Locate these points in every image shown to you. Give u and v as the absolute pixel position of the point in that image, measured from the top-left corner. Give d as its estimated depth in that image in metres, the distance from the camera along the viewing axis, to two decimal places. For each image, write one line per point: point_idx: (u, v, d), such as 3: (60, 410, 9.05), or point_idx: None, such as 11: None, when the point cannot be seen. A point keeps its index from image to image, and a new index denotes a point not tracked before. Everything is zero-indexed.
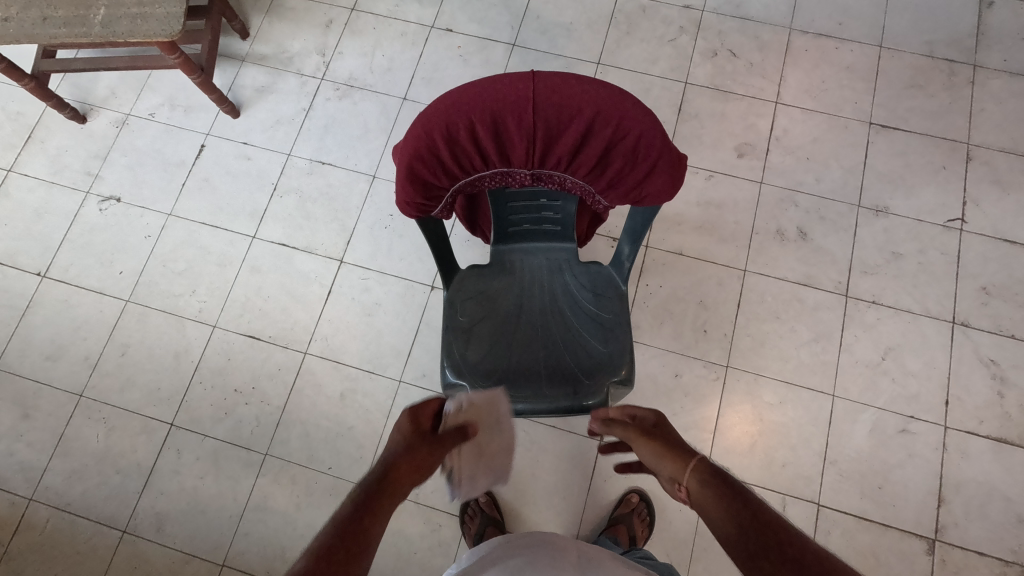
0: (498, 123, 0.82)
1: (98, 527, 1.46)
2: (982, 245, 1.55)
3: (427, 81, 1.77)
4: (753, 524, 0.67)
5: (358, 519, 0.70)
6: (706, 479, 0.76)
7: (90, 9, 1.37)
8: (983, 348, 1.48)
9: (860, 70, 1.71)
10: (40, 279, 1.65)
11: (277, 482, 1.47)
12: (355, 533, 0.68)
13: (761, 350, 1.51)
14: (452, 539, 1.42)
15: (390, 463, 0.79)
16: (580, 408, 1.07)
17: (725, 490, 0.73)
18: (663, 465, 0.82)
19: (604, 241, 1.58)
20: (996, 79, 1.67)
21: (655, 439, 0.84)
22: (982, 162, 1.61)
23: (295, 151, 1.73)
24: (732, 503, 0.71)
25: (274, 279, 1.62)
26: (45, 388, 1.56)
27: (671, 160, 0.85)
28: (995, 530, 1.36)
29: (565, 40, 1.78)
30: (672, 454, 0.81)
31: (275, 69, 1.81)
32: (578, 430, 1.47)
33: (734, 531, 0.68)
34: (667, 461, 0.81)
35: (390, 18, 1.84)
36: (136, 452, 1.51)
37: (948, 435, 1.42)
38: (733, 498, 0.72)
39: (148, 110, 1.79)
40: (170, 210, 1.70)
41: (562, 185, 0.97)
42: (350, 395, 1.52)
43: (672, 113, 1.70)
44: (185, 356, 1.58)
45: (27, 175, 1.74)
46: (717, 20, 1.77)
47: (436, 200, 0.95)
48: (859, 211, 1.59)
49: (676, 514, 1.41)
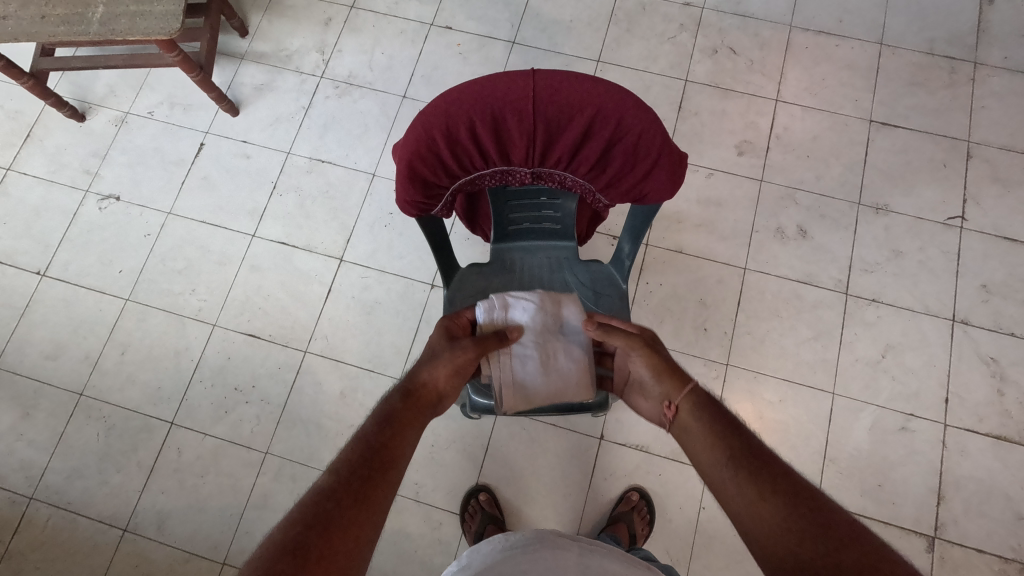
0: (498, 121, 0.82)
1: (99, 526, 1.46)
2: (982, 243, 1.55)
3: (427, 79, 1.76)
4: (745, 447, 0.67)
5: (381, 431, 0.71)
6: (702, 403, 0.75)
7: (89, 7, 1.37)
8: (983, 346, 1.48)
9: (860, 68, 1.70)
10: (39, 277, 1.65)
11: (277, 481, 1.47)
12: (382, 445, 0.69)
13: (761, 348, 1.51)
14: (452, 537, 1.42)
15: (413, 375, 0.81)
16: (581, 407, 1.07)
17: (719, 415, 0.73)
18: (661, 381, 0.81)
19: (604, 239, 1.58)
20: (996, 76, 1.67)
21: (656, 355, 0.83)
22: (982, 160, 1.61)
23: (295, 149, 1.72)
24: (725, 428, 0.71)
25: (274, 278, 1.62)
26: (45, 386, 1.56)
27: (671, 158, 0.84)
28: (994, 527, 1.36)
29: (565, 38, 1.77)
30: (671, 374, 0.80)
31: (274, 67, 1.80)
32: (578, 428, 1.47)
33: (722, 452, 0.68)
34: (665, 379, 0.81)
35: (389, 15, 1.83)
36: (137, 450, 1.51)
37: (947, 433, 1.43)
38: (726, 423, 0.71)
39: (147, 108, 1.78)
40: (169, 209, 1.70)
41: (562, 183, 0.97)
42: (350, 394, 1.53)
43: (672, 111, 1.70)
44: (185, 355, 1.58)
45: (26, 174, 1.74)
46: (717, 18, 1.77)
47: (436, 199, 0.94)
48: (860, 209, 1.59)
49: (676, 512, 1.41)
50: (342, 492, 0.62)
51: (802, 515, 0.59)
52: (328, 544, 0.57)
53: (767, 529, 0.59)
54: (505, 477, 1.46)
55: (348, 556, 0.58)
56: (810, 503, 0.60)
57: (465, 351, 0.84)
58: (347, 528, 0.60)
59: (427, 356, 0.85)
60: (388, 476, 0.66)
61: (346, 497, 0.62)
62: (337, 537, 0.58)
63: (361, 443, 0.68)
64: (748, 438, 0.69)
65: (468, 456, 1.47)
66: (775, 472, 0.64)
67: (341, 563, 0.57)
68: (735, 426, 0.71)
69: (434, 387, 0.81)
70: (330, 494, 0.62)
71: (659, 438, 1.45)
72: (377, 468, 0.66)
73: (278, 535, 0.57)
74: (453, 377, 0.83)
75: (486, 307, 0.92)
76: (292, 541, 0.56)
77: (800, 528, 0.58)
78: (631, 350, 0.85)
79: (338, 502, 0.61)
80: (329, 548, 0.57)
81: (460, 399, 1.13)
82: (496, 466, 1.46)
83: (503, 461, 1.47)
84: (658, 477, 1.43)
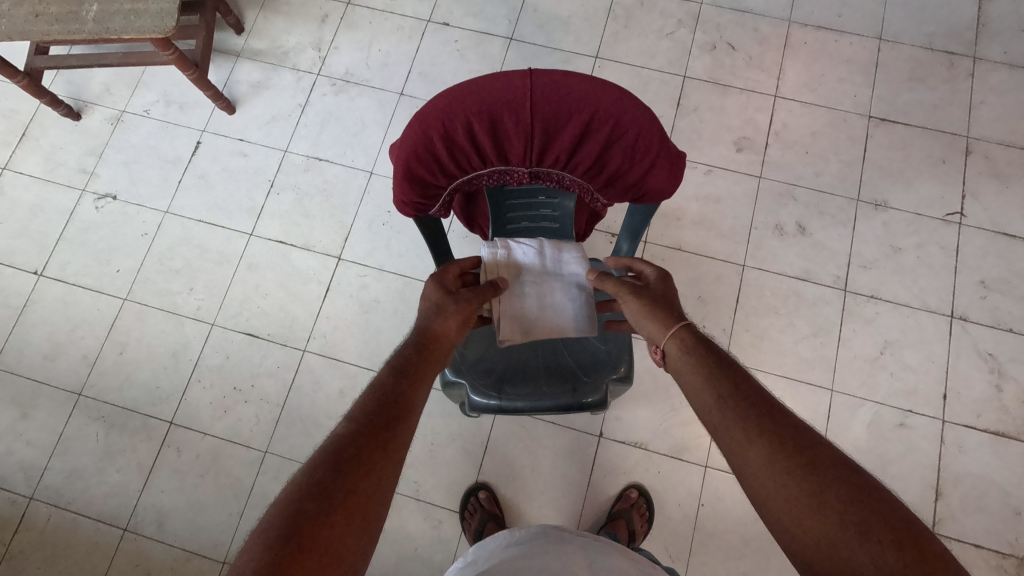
0: (496, 120, 0.81)
1: (100, 525, 1.46)
2: (981, 239, 1.55)
3: (424, 76, 1.76)
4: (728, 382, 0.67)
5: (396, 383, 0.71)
6: (684, 341, 0.76)
7: (83, 5, 1.36)
8: (981, 342, 1.48)
9: (859, 63, 1.70)
10: (36, 277, 1.64)
11: (277, 479, 1.47)
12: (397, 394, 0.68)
13: (760, 345, 1.51)
14: (452, 535, 1.42)
15: (424, 329, 0.82)
16: (580, 406, 1.07)
17: (703, 352, 0.73)
18: (647, 325, 0.82)
19: (603, 237, 1.57)
20: (996, 71, 1.66)
21: (643, 299, 0.84)
22: (981, 155, 1.60)
23: (292, 147, 1.72)
24: (710, 364, 0.71)
25: (272, 277, 1.62)
26: (44, 387, 1.56)
27: (670, 157, 0.84)
28: (992, 522, 1.37)
29: (563, 34, 1.76)
30: (657, 315, 0.81)
31: (271, 64, 1.79)
32: (578, 426, 1.47)
33: (708, 389, 0.68)
34: (651, 321, 0.82)
35: (386, 12, 1.82)
36: (136, 450, 1.51)
37: (946, 429, 1.43)
38: (711, 359, 0.71)
39: (143, 106, 1.77)
40: (166, 208, 1.69)
41: (560, 183, 0.96)
42: (349, 392, 1.52)
43: (670, 108, 1.69)
44: (183, 355, 1.57)
45: (21, 173, 1.73)
46: (716, 13, 1.76)
47: (433, 199, 0.94)
48: (859, 205, 1.59)
49: (675, 508, 1.41)
50: (364, 438, 0.62)
51: (784, 450, 0.59)
52: (352, 490, 0.57)
53: (754, 467, 0.60)
54: (504, 475, 1.46)
55: (372, 496, 0.58)
56: (792, 438, 0.59)
57: (469, 301, 0.88)
58: (368, 473, 0.59)
59: (431, 310, 0.85)
60: (405, 424, 0.66)
61: (368, 443, 0.61)
62: (361, 478, 0.58)
63: (379, 393, 0.68)
64: (736, 375, 0.68)
65: (468, 454, 1.47)
66: (758, 408, 0.63)
67: (367, 506, 0.57)
68: (721, 360, 0.71)
69: (447, 337, 0.82)
70: (350, 440, 0.61)
71: (659, 435, 1.46)
72: (397, 416, 0.66)
73: (301, 478, 0.57)
74: (461, 328, 0.86)
75: (492, 248, 1.01)
76: (313, 483, 0.56)
77: (782, 467, 0.57)
78: (622, 297, 0.87)
79: (359, 450, 0.60)
80: (354, 495, 0.57)
81: (459, 398, 1.13)
82: (495, 464, 1.47)
83: (503, 458, 1.47)
84: (657, 474, 1.44)
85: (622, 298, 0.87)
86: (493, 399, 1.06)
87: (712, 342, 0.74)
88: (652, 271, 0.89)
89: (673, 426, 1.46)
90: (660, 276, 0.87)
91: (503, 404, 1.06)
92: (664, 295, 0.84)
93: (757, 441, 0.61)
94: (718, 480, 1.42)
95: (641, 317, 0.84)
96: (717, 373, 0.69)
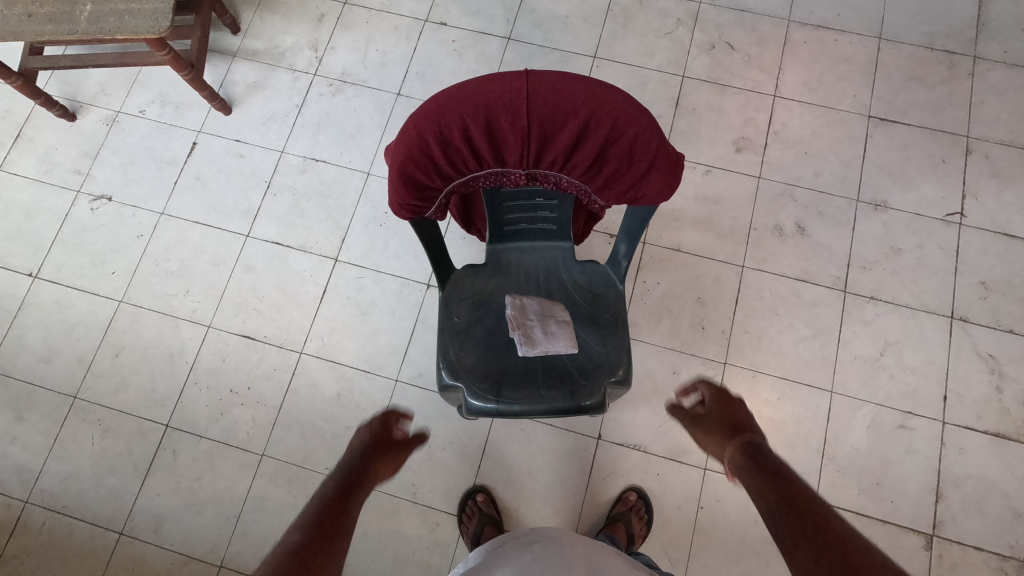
0: (492, 122, 0.80)
1: (96, 529, 1.45)
2: (981, 239, 1.54)
3: (422, 76, 1.74)
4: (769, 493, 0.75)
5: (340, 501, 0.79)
6: (741, 462, 0.85)
7: (76, 6, 1.35)
8: (982, 343, 1.47)
9: (859, 62, 1.69)
10: (31, 279, 1.63)
11: (274, 482, 1.47)
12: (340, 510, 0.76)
13: (759, 346, 1.50)
14: (450, 539, 1.41)
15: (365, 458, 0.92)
16: (579, 409, 1.06)
17: (752, 470, 0.82)
18: (718, 451, 0.92)
19: (601, 238, 1.57)
20: (996, 70, 1.65)
21: (707, 423, 0.96)
22: (982, 155, 1.60)
23: (288, 148, 1.71)
24: (754, 479, 0.80)
25: (268, 279, 1.61)
26: (39, 390, 1.55)
27: (668, 159, 0.83)
28: (993, 524, 1.36)
29: (561, 34, 1.75)
30: (717, 442, 0.93)
31: (267, 64, 1.78)
32: (577, 428, 1.47)
33: (761, 495, 0.76)
34: (714, 445, 0.94)
35: (383, 12, 1.81)
36: (132, 453, 1.50)
37: (946, 430, 1.42)
38: (755, 474, 0.81)
39: (138, 107, 1.76)
40: (162, 209, 1.68)
41: (557, 185, 0.96)
42: (347, 395, 1.52)
43: (669, 108, 1.68)
44: (179, 358, 1.56)
45: (16, 174, 1.72)
46: (715, 13, 1.75)
47: (429, 201, 0.93)
48: (859, 206, 1.58)
49: (674, 511, 1.41)
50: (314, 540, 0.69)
51: (814, 541, 0.64)
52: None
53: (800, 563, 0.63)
54: (502, 477, 1.45)
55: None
56: (830, 534, 0.64)
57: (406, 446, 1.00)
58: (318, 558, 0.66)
59: (366, 446, 0.95)
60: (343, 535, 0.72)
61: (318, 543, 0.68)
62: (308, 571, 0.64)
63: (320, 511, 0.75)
64: (778, 485, 0.76)
65: (467, 457, 1.47)
66: (794, 506, 0.70)
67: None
68: (766, 472, 0.80)
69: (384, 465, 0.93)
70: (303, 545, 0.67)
71: (658, 437, 1.45)
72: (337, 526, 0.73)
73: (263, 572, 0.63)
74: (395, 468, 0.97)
75: (513, 318, 1.04)
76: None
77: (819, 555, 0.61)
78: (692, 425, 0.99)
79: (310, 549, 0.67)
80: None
81: (457, 401, 1.13)
82: (493, 466, 1.46)
83: (501, 461, 1.46)
84: (656, 477, 1.43)
85: (692, 429, 0.99)
86: (490, 402, 1.05)
87: (760, 459, 0.83)
88: (709, 393, 0.99)
89: (672, 428, 1.45)
90: (718, 394, 0.98)
91: (500, 408, 1.05)
92: (722, 417, 0.95)
93: (791, 535, 0.67)
94: (718, 483, 1.41)
95: (709, 443, 0.95)
96: (768, 480, 0.78)
